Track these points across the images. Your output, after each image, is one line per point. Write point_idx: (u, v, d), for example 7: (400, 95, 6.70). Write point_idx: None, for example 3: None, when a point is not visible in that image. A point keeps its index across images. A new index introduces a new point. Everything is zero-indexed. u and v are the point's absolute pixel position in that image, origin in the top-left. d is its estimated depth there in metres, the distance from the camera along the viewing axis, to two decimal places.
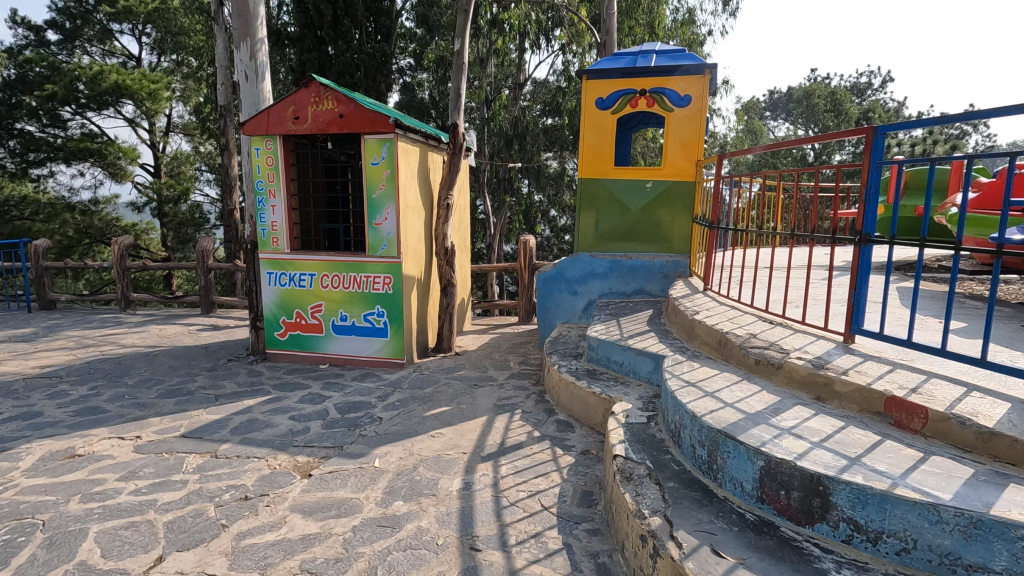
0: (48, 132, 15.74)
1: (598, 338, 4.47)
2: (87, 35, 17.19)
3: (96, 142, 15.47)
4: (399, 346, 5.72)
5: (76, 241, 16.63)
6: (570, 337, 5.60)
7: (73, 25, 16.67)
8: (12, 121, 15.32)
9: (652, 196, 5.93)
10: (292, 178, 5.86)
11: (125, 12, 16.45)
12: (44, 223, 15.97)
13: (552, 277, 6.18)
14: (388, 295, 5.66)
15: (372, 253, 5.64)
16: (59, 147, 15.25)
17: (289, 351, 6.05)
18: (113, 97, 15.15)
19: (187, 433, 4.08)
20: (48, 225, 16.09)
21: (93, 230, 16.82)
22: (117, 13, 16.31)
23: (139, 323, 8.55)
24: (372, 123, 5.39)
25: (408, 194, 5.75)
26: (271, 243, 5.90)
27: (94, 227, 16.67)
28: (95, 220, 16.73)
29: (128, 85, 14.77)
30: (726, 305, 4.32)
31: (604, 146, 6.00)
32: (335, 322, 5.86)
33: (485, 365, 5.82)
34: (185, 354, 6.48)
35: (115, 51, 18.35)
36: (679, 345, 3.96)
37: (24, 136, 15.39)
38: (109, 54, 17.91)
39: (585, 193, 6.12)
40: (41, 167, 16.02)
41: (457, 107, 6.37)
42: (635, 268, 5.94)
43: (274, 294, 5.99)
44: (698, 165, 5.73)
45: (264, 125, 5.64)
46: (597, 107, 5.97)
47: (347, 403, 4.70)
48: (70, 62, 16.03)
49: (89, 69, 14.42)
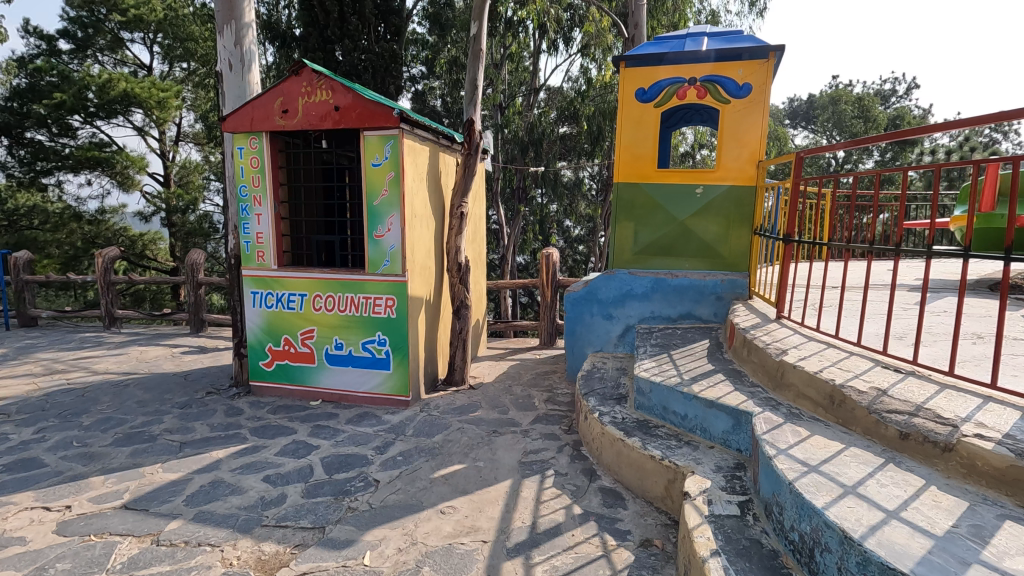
0: (59, 142, 15.04)
1: (651, 381, 3.55)
2: (98, 44, 16.70)
3: (106, 151, 14.78)
4: (402, 381, 4.84)
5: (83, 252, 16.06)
6: (608, 372, 4.65)
7: (85, 34, 16.25)
8: (21, 129, 14.58)
9: (703, 203, 5.01)
10: (282, 182, 5.05)
11: (136, 20, 15.81)
12: (52, 233, 15.35)
13: (582, 298, 5.31)
14: (391, 320, 4.79)
15: (372, 270, 4.78)
16: (67, 155, 14.63)
17: (276, 383, 5.19)
18: (123, 105, 14.50)
19: (130, 503, 3.20)
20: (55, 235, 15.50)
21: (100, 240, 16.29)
22: (127, 20, 15.87)
23: (120, 344, 7.74)
24: (374, 117, 4.55)
25: (416, 200, 4.89)
26: (255, 258, 5.06)
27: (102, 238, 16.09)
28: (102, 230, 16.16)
29: (137, 93, 14.13)
30: (815, 338, 3.38)
31: (647, 145, 5.11)
32: (328, 351, 4.99)
33: (506, 404, 4.88)
34: (159, 384, 5.64)
35: (125, 60, 17.90)
36: (762, 396, 3.04)
37: (33, 145, 14.67)
38: (119, 63, 17.42)
39: (622, 200, 5.22)
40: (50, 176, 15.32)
41: (472, 101, 5.51)
42: (683, 288, 5.01)
43: (259, 317, 5.15)
44: (759, 166, 4.82)
45: (248, 121, 4.82)
46: (637, 100, 5.09)
47: (337, 458, 3.81)
48: (78, 70, 15.57)
49: (98, 77, 13.91)
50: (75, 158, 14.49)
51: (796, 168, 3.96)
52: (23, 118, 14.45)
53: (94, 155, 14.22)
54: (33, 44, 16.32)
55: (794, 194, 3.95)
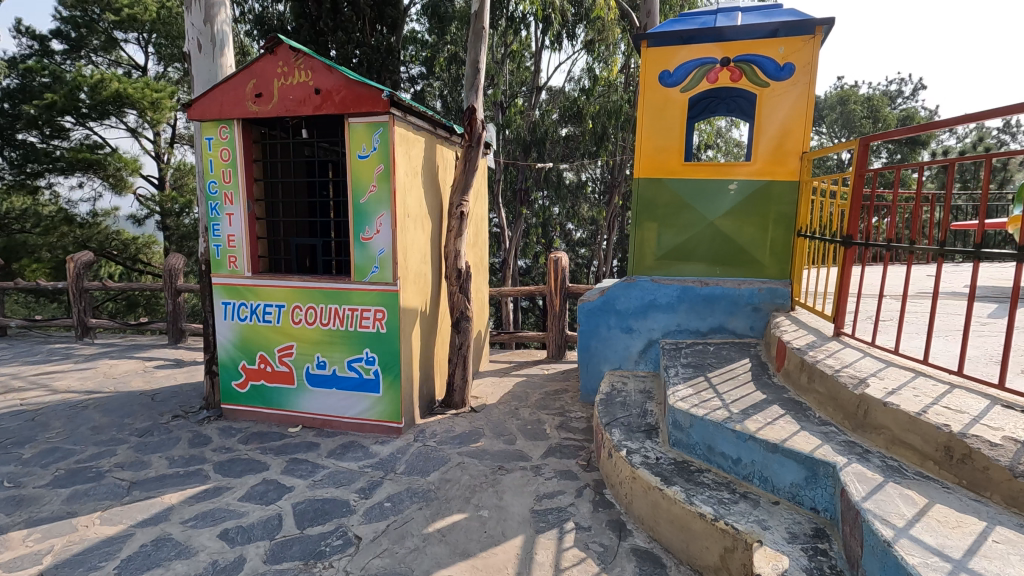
0: (50, 143, 14.27)
1: (691, 414, 2.92)
2: (93, 44, 16.08)
3: (97, 154, 14.17)
4: (394, 405, 4.21)
5: None
6: (632, 397, 4.01)
7: (79, 34, 15.67)
8: (11, 130, 13.87)
9: (738, 200, 4.39)
10: (257, 177, 4.43)
11: (130, 20, 15.16)
12: (42, 237, 14.33)
13: (598, 308, 4.70)
14: (380, 335, 4.17)
15: (359, 278, 4.16)
16: (58, 159, 14.00)
17: (251, 407, 4.56)
18: (116, 108, 13.86)
19: (49, 571, 2.58)
20: (46, 239, 14.46)
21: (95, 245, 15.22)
22: (121, 20, 15.27)
23: (90, 357, 7.12)
24: (360, 102, 3.93)
25: (409, 198, 4.27)
26: (226, 264, 4.44)
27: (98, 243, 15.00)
28: None
29: (129, 93, 13.49)
30: (894, 363, 2.76)
31: (673, 136, 4.49)
32: (309, 370, 4.37)
33: (512, 432, 4.25)
34: (121, 406, 5.00)
35: (120, 60, 17.32)
36: (841, 439, 2.42)
37: (24, 146, 14.04)
38: (113, 63, 16.86)
39: (644, 198, 4.59)
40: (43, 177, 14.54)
41: (473, 86, 4.86)
42: (714, 297, 4.39)
43: (232, 331, 4.52)
44: (803, 158, 4.20)
45: (217, 106, 4.20)
46: (661, 84, 4.47)
47: (312, 505, 3.17)
48: (70, 70, 14.98)
49: (89, 77, 13.33)
50: (67, 160, 13.87)
51: (859, 155, 3.29)
52: (13, 120, 13.80)
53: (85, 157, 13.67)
54: (27, 45, 15.63)
55: (856, 188, 3.28)
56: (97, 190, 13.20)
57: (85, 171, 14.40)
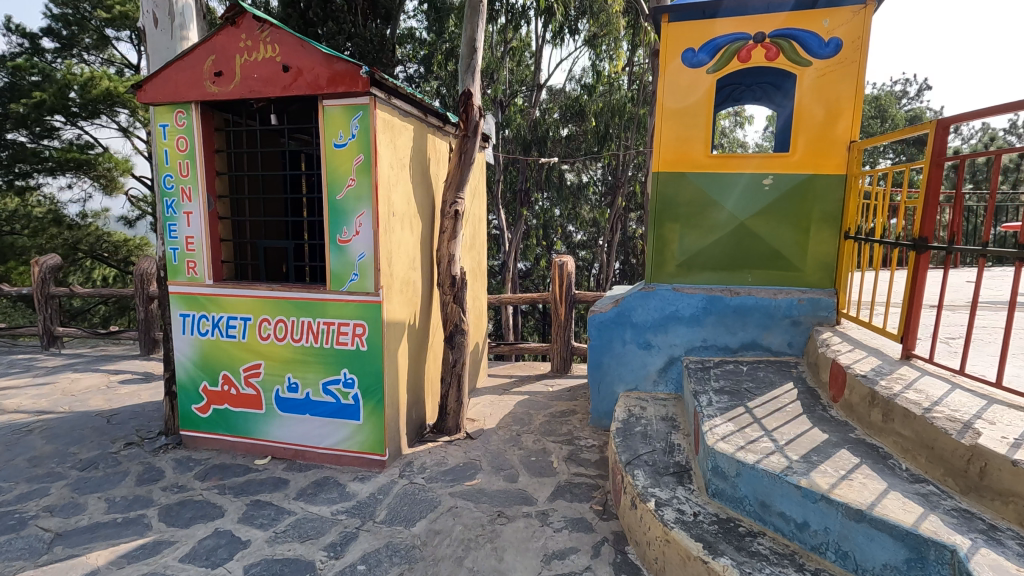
0: (41, 144, 13.46)
1: (738, 461, 2.33)
2: (84, 43, 15.36)
3: (88, 154, 13.57)
4: (376, 435, 3.63)
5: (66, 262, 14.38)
6: (654, 428, 3.43)
7: (70, 32, 14.94)
8: None
9: (773, 197, 3.81)
10: (220, 171, 3.85)
11: (122, 17, 14.55)
12: (30, 239, 13.86)
13: (612, 320, 4.12)
14: (361, 354, 3.59)
15: (336, 288, 3.58)
16: (47, 159, 13.28)
17: (213, 434, 3.97)
18: (106, 106, 13.32)
19: None
20: (33, 241, 13.96)
21: (83, 246, 14.54)
22: (113, 19, 14.60)
23: (52, 369, 6.52)
24: (334, 80, 3.34)
25: (394, 194, 3.69)
26: (184, 270, 3.86)
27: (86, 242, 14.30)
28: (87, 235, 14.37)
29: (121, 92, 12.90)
30: (998, 401, 2.18)
31: (698, 124, 3.91)
32: (279, 394, 3.78)
33: (514, 465, 3.66)
34: (69, 432, 4.41)
35: (113, 60, 16.68)
36: (950, 507, 1.86)
37: (11, 146, 13.28)
38: (107, 62, 16.16)
39: (665, 195, 4.00)
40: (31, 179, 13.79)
41: (470, 69, 4.27)
42: (746, 309, 3.82)
43: (191, 347, 3.93)
44: (851, 149, 3.63)
45: (170, 88, 3.62)
46: (686, 64, 3.89)
47: (269, 568, 2.59)
48: (60, 67, 14.37)
49: (79, 76, 12.75)
50: (56, 160, 13.33)
51: (936, 141, 2.69)
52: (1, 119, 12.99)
53: (74, 157, 13.09)
54: (16, 43, 15.08)
55: (934, 182, 2.68)
56: (85, 193, 12.70)
57: (72, 172, 13.74)
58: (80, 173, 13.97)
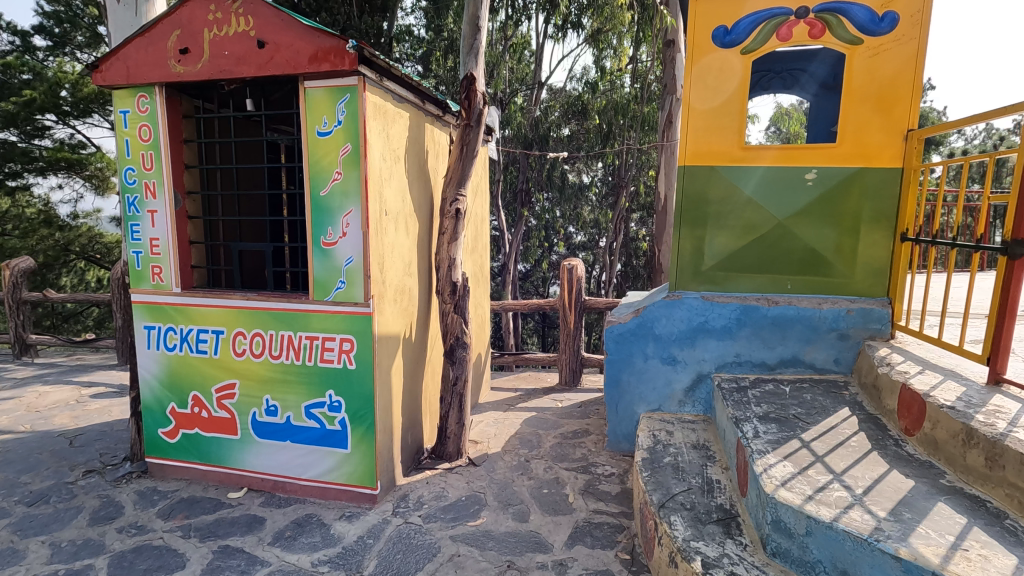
0: (31, 144, 12.95)
1: (809, 517, 1.88)
2: (77, 41, 14.78)
3: (79, 154, 13.12)
4: (366, 465, 3.17)
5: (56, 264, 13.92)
6: (686, 458, 2.98)
7: (62, 30, 14.43)
8: None
9: (818, 195, 3.37)
10: (189, 163, 3.40)
11: None
12: (19, 240, 13.37)
13: (632, 333, 3.67)
14: (349, 373, 3.14)
15: (321, 297, 3.12)
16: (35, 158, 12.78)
17: (183, 463, 3.51)
18: (99, 105, 12.88)
19: None
20: (23, 243, 13.49)
21: (76, 249, 14.08)
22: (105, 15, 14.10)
23: (20, 381, 6.04)
24: (317, 58, 2.88)
25: (387, 189, 3.23)
26: (149, 276, 3.39)
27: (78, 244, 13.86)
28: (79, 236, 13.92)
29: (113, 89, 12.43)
30: None
31: (731, 113, 3.47)
32: (256, 417, 3.32)
33: (524, 500, 3.20)
34: (23, 458, 3.93)
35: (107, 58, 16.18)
36: None
37: None
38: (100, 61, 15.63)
39: (693, 192, 3.56)
40: (18, 179, 13.31)
41: (471, 50, 3.75)
42: (786, 321, 3.38)
43: (158, 364, 3.47)
44: (909, 139, 3.19)
45: (130, 68, 3.16)
46: (718, 45, 3.44)
47: None
48: (51, 65, 13.88)
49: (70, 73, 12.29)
50: (46, 160, 12.85)
51: None
52: None
53: (64, 157, 12.61)
54: (5, 40, 14.60)
55: None
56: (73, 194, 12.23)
57: (62, 172, 13.26)
58: (71, 173, 13.51)
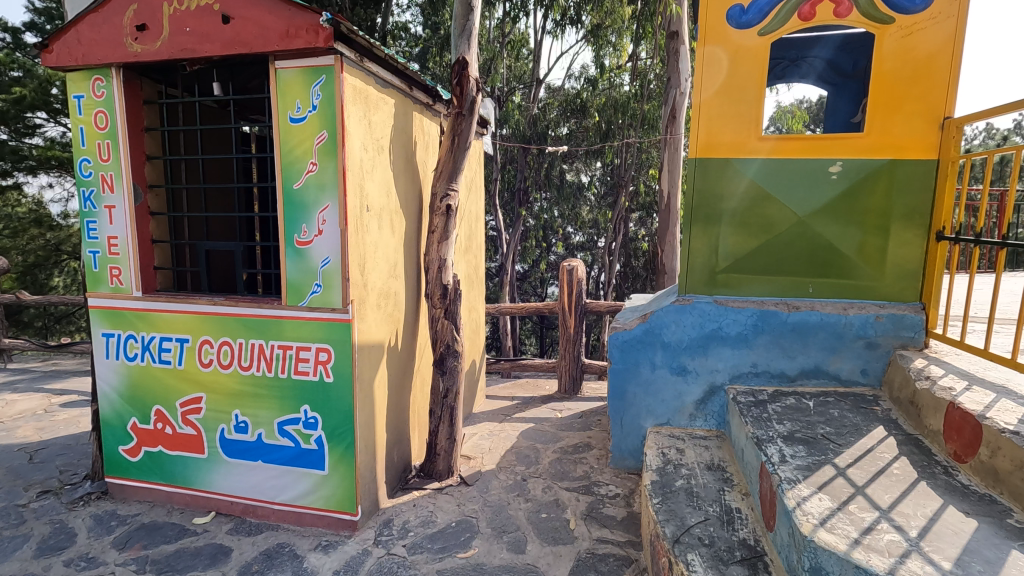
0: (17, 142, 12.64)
1: (858, 568, 1.58)
2: None
3: (68, 153, 12.81)
4: (345, 489, 2.85)
5: (45, 265, 13.60)
6: (700, 482, 2.68)
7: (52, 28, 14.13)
8: None
9: (843, 190, 3.07)
10: (152, 154, 3.08)
11: None
12: (7, 241, 13.06)
13: (638, 340, 3.36)
14: (325, 386, 2.82)
15: (295, 303, 2.81)
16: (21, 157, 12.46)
17: (146, 483, 3.20)
18: None
19: None
20: (11, 243, 13.18)
21: (64, 249, 13.76)
22: None
23: None
24: (289, 33, 2.57)
25: (369, 182, 2.92)
26: (107, 279, 3.07)
27: (66, 245, 13.54)
28: (67, 236, 13.61)
29: None
30: None
31: (747, 100, 3.16)
32: (225, 435, 3.01)
33: (520, 527, 2.90)
34: None
35: None
36: None
37: None
38: None
39: (704, 186, 3.26)
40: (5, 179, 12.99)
41: (464, 32, 3.44)
42: (808, 329, 3.08)
43: (117, 376, 3.16)
44: (945, 128, 2.89)
45: (83, 49, 2.84)
46: (733, 26, 3.14)
47: None
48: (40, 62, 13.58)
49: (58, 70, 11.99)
50: (34, 160, 12.54)
51: None
52: None
53: (52, 156, 12.29)
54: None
55: None
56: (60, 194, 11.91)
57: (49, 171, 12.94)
58: (59, 172, 13.20)
